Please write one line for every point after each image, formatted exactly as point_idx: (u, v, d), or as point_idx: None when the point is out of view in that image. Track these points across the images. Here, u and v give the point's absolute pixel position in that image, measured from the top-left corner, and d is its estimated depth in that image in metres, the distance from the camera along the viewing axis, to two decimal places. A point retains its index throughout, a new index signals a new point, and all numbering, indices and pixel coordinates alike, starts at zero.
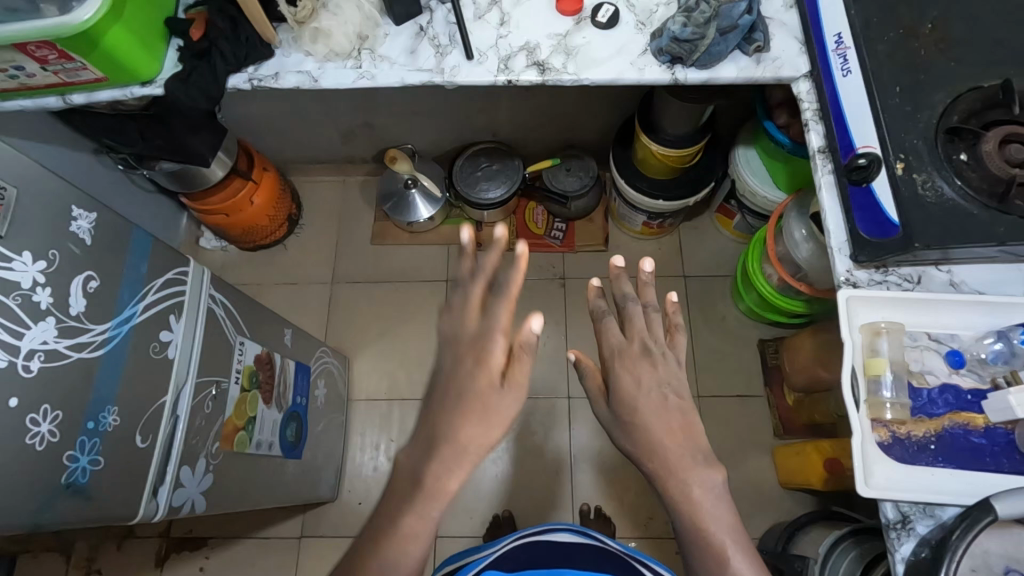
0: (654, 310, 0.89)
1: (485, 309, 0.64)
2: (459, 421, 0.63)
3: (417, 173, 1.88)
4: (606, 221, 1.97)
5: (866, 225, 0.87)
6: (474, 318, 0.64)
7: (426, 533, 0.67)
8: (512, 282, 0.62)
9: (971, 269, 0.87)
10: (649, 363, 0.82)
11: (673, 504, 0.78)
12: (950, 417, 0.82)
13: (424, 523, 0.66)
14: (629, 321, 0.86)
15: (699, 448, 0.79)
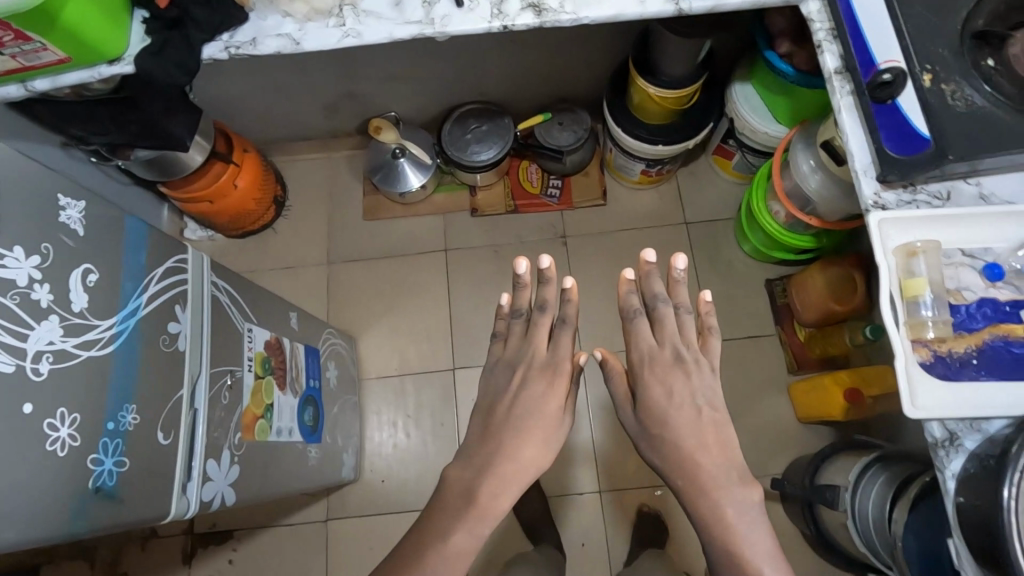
0: (685, 312, 1.00)
1: (551, 343, 1.00)
2: (521, 446, 0.92)
3: (404, 141, 1.82)
4: (603, 174, 1.93)
5: (893, 143, 0.84)
6: (542, 348, 1.00)
7: (471, 550, 0.87)
8: (569, 323, 1.01)
9: (999, 180, 0.86)
10: (682, 372, 0.93)
11: (705, 522, 0.86)
12: (990, 330, 0.81)
13: (471, 539, 0.87)
14: (659, 323, 0.98)
15: (731, 464, 0.88)
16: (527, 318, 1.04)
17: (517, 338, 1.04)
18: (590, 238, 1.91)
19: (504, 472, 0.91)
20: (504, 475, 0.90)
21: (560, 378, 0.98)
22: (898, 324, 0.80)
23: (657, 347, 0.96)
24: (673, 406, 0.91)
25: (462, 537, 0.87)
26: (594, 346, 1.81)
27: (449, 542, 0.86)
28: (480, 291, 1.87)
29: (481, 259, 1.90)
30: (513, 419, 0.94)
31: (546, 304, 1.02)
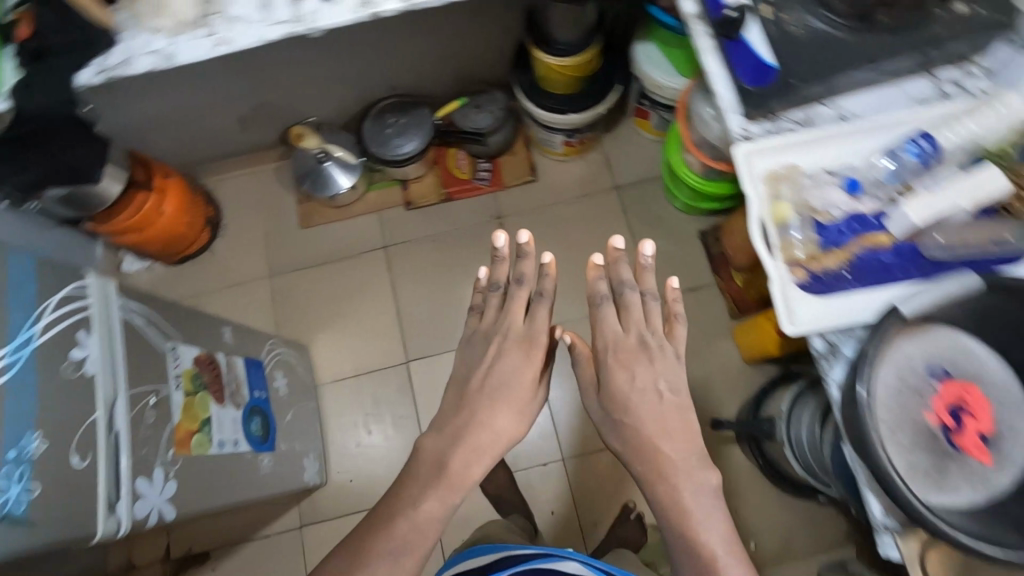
0: (653, 299, 1.01)
1: (528, 319, 1.02)
2: (498, 416, 0.95)
3: (326, 145, 1.83)
4: (529, 151, 1.95)
5: (748, 76, 0.87)
6: (519, 324, 1.02)
7: (441, 517, 0.88)
8: (546, 301, 1.03)
9: (854, 98, 0.89)
10: (646, 357, 0.96)
11: (663, 506, 0.88)
12: (858, 242, 0.85)
13: (442, 505, 0.88)
14: (626, 309, 1.00)
15: (691, 448, 0.91)
16: (504, 291, 1.05)
17: (493, 312, 1.05)
18: (526, 215, 1.93)
19: (476, 442, 0.93)
20: (476, 445, 0.93)
21: (538, 353, 1.00)
22: (771, 249, 0.84)
23: (621, 333, 0.98)
24: (637, 392, 0.94)
25: (433, 505, 0.88)
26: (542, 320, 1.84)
27: (421, 511, 0.87)
28: (425, 281, 1.89)
29: (421, 250, 1.92)
30: (488, 391, 0.97)
31: (523, 279, 1.03)
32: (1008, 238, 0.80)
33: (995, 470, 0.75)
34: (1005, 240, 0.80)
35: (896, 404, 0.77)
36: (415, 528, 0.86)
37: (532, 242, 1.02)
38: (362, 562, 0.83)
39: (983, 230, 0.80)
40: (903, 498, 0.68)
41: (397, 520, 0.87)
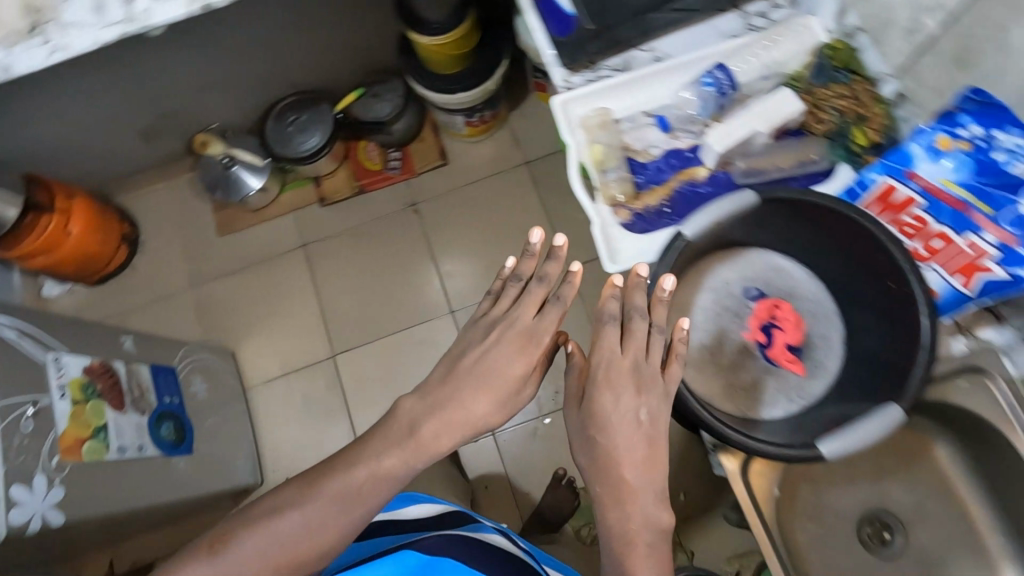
0: (662, 334, 0.71)
1: (540, 310, 0.78)
2: (479, 396, 0.73)
3: (231, 150, 1.83)
4: (438, 136, 1.96)
5: (555, 27, 0.91)
6: (530, 313, 0.77)
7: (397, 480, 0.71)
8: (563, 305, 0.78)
9: (669, 40, 0.91)
10: (635, 385, 0.67)
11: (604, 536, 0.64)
12: (677, 178, 0.87)
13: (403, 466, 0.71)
14: (626, 333, 0.69)
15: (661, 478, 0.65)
16: (522, 287, 0.80)
17: (506, 300, 0.80)
18: (440, 199, 1.94)
19: (453, 417, 0.72)
20: (450, 420, 0.72)
21: (541, 345, 0.76)
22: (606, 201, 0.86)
23: (621, 351, 0.69)
24: (633, 426, 0.65)
25: (392, 464, 0.70)
26: (464, 302, 1.85)
27: (379, 465, 0.70)
28: (347, 275, 1.91)
29: (339, 245, 1.93)
30: (479, 368, 0.74)
31: (545, 278, 0.79)
32: (814, 159, 0.82)
33: (809, 380, 0.77)
34: (812, 161, 0.82)
35: (715, 328, 0.80)
36: (335, 503, 0.68)
37: (564, 243, 0.80)
38: (314, 492, 0.68)
39: (787, 154, 0.83)
40: (681, 399, 0.69)
41: (334, 474, 0.70)
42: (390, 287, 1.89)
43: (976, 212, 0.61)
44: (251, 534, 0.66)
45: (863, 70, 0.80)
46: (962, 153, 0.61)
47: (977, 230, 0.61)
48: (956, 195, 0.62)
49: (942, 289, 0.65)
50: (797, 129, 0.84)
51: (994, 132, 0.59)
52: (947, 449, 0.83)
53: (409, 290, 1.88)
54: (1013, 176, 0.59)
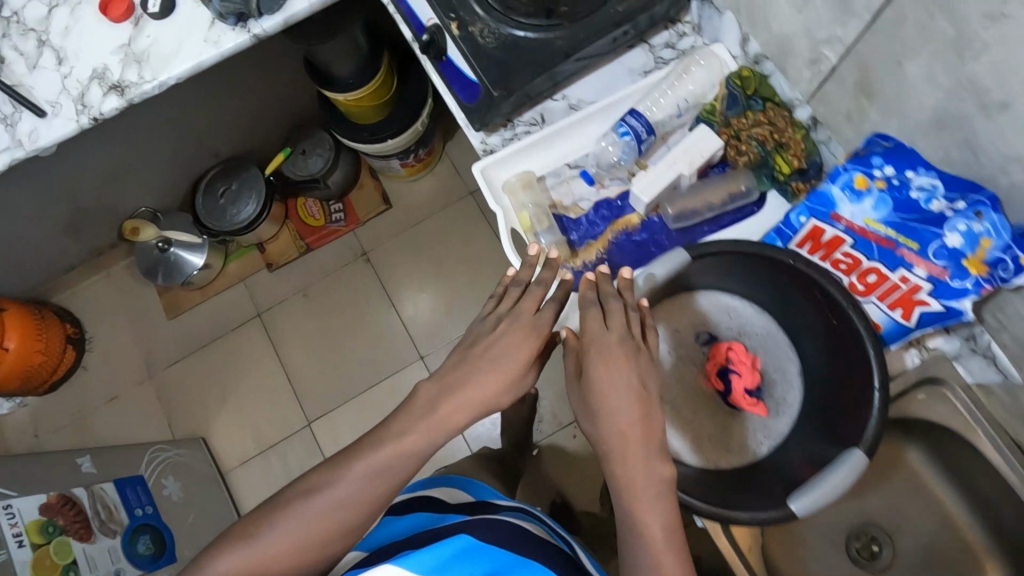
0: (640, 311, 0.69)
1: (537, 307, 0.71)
2: (487, 376, 0.65)
3: (166, 233, 1.75)
4: (376, 180, 1.90)
5: (462, 93, 0.83)
6: (529, 309, 0.70)
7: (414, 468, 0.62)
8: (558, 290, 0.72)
9: (581, 85, 0.89)
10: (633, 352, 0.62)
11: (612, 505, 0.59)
12: (611, 229, 0.85)
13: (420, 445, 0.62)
14: (611, 312, 0.66)
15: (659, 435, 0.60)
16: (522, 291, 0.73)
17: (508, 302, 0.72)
18: (389, 243, 1.89)
19: (468, 398, 0.64)
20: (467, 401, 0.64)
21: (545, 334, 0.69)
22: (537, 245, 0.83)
23: (603, 328, 0.64)
24: (634, 393, 0.60)
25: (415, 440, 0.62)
26: (431, 345, 1.81)
27: (404, 441, 0.62)
28: (308, 336, 1.86)
29: (295, 308, 1.88)
30: (490, 357, 0.66)
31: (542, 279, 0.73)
32: (745, 189, 0.81)
33: (772, 418, 0.76)
34: (742, 192, 0.81)
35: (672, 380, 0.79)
36: (363, 482, 0.60)
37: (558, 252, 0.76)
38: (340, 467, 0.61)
39: (716, 189, 0.81)
40: None
41: (362, 453, 0.62)
42: (354, 341, 1.84)
43: (903, 249, 0.60)
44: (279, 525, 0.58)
45: (776, 96, 0.79)
46: (880, 191, 0.61)
47: (908, 266, 0.61)
48: (881, 233, 0.62)
49: (884, 322, 0.64)
50: (721, 161, 0.82)
51: (906, 172, 0.58)
52: (919, 455, 0.83)
53: (374, 342, 1.84)
54: (933, 212, 0.58)
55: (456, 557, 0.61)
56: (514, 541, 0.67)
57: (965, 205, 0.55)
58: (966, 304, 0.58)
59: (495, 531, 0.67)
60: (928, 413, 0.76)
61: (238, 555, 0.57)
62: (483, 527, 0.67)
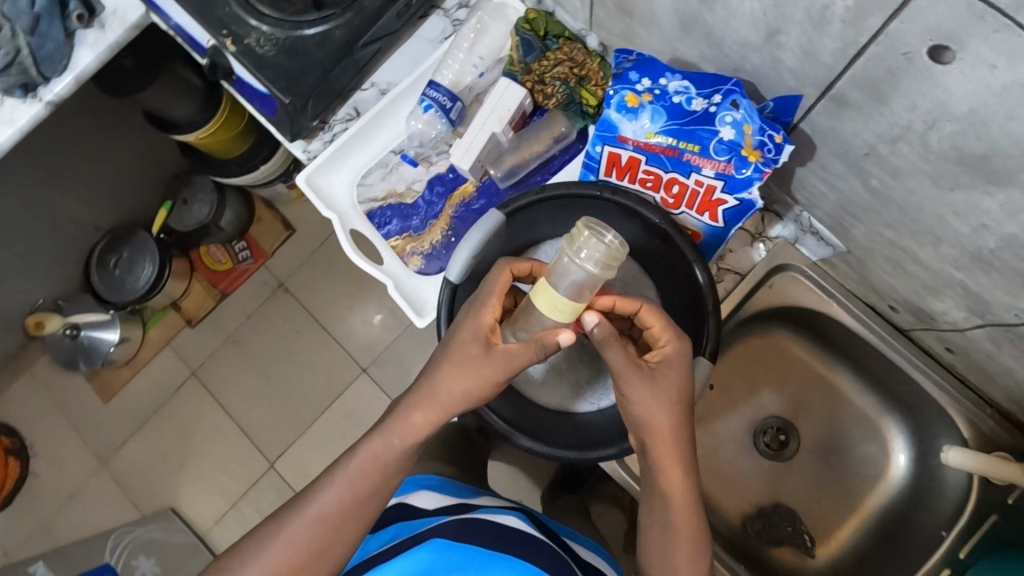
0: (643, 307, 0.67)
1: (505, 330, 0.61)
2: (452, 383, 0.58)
3: (73, 319, 1.55)
4: (273, 208, 1.65)
5: (265, 107, 0.82)
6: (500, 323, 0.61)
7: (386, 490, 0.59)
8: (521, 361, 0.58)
9: (385, 68, 0.86)
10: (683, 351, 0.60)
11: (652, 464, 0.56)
12: (450, 204, 0.83)
13: (385, 462, 0.58)
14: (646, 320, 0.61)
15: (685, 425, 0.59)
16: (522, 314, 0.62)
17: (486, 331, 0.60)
18: (305, 268, 1.65)
19: (433, 403, 0.58)
20: (438, 405, 0.58)
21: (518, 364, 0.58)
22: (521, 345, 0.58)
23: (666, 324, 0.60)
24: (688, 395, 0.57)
25: (378, 456, 0.58)
26: (371, 355, 1.59)
27: (364, 456, 0.58)
28: (247, 390, 1.62)
29: (230, 360, 1.64)
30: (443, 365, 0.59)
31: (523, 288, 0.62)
32: (566, 130, 0.80)
33: None
34: (563, 134, 0.80)
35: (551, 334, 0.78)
36: (332, 510, 0.57)
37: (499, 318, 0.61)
38: (308, 500, 0.57)
39: (538, 137, 0.80)
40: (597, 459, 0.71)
41: (330, 478, 0.58)
42: (300, 383, 1.60)
43: (687, 153, 0.60)
44: (252, 555, 0.56)
45: (565, 31, 0.79)
46: (651, 104, 0.61)
47: (697, 169, 0.61)
48: (665, 143, 0.61)
49: (701, 229, 0.65)
50: (537, 108, 0.81)
51: (659, 78, 0.60)
52: (798, 342, 0.84)
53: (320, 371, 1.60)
54: (698, 111, 0.58)
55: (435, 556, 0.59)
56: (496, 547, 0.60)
57: (721, 97, 0.56)
58: (755, 192, 0.59)
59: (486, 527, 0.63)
60: (783, 299, 0.77)
61: None
62: (464, 532, 0.61)
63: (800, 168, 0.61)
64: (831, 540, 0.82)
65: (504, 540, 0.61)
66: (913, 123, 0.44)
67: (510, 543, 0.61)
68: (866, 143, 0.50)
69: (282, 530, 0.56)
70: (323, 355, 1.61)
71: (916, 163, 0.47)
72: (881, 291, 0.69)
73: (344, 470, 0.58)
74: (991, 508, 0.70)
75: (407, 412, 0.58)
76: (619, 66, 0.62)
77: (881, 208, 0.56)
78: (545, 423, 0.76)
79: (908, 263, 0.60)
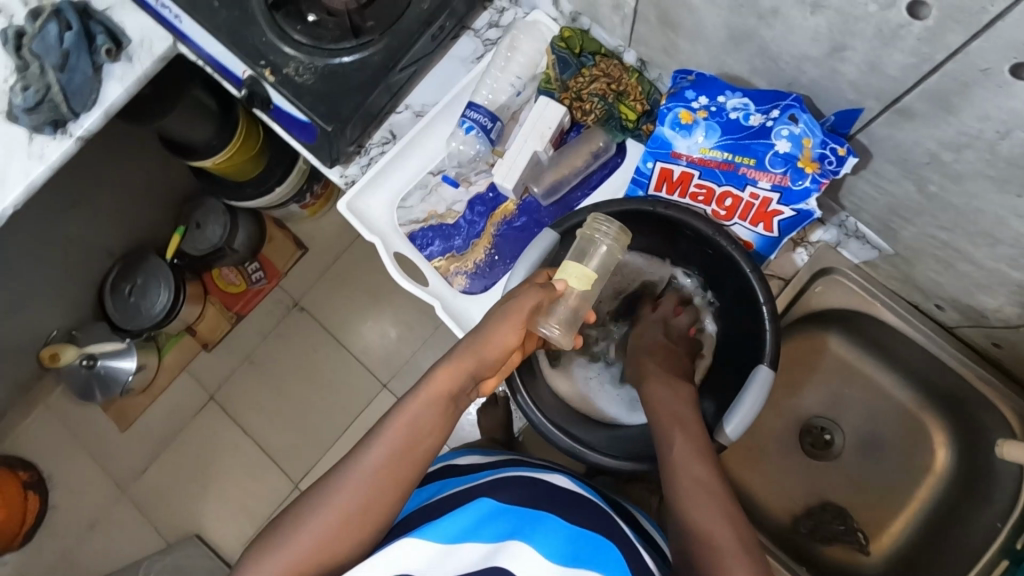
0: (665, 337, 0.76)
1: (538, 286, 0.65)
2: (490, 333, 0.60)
3: (88, 348, 1.52)
4: (283, 226, 1.63)
5: (302, 134, 0.82)
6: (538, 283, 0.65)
7: (432, 445, 0.59)
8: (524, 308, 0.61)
9: (418, 90, 0.86)
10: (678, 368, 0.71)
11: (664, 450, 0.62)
12: (491, 223, 0.84)
13: (429, 417, 0.58)
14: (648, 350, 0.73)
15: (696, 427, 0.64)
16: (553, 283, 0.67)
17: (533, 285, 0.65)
18: (320, 286, 1.64)
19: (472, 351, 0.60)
20: (476, 353, 0.60)
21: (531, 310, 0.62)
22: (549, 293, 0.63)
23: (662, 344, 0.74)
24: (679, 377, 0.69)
25: (424, 413, 0.58)
26: (391, 370, 1.58)
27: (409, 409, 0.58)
28: (266, 412, 1.60)
29: (249, 382, 1.62)
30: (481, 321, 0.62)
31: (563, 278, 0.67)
32: (604, 145, 0.81)
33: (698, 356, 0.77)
34: (602, 149, 0.82)
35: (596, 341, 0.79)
36: (383, 461, 0.57)
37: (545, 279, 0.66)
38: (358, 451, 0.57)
39: (577, 153, 0.81)
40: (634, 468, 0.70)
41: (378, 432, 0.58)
42: (320, 401, 1.59)
43: (743, 167, 0.62)
44: (307, 511, 0.55)
45: (602, 48, 0.80)
46: (705, 120, 0.62)
47: (752, 182, 0.62)
48: (719, 158, 0.63)
49: (754, 239, 0.66)
50: (574, 124, 0.82)
51: (717, 96, 0.60)
52: (839, 342, 0.86)
53: (340, 389, 1.59)
54: (754, 126, 0.60)
55: (484, 519, 0.57)
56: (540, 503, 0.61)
57: (779, 112, 0.57)
58: (812, 203, 0.60)
59: (523, 490, 0.64)
60: (829, 302, 0.78)
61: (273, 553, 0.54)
62: (514, 493, 0.62)
63: (850, 176, 0.62)
64: (881, 533, 0.84)
65: (542, 502, 0.62)
66: (983, 132, 0.45)
67: (552, 501, 0.62)
68: (929, 151, 0.51)
69: (331, 488, 0.56)
70: (342, 372, 1.60)
71: (983, 170, 0.48)
72: (925, 289, 0.71)
73: (391, 424, 0.58)
74: None
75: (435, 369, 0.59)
76: (676, 85, 0.63)
77: (935, 211, 0.57)
78: (603, 438, 0.75)
79: (960, 263, 0.61)
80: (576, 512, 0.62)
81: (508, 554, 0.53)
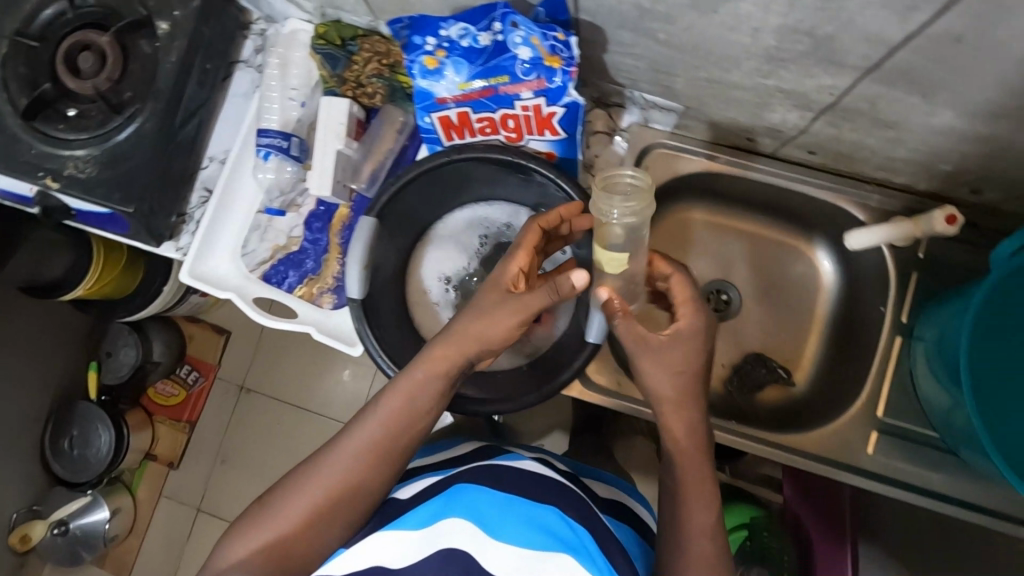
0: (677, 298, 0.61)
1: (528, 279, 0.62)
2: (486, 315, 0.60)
3: (54, 515, 1.40)
4: (197, 321, 1.58)
5: (115, 223, 0.81)
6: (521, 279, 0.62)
7: (421, 422, 0.61)
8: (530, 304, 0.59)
9: (215, 139, 0.86)
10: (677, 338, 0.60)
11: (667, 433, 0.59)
12: (333, 233, 0.84)
13: (424, 397, 0.60)
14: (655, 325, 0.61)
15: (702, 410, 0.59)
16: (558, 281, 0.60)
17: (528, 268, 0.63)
18: (257, 362, 1.58)
19: (468, 333, 0.60)
20: (474, 337, 0.60)
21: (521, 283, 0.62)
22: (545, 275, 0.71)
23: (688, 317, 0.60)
24: (694, 365, 0.59)
25: (413, 390, 0.60)
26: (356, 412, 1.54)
27: (407, 387, 0.60)
28: None
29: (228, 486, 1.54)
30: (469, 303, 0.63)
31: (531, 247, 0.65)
32: (404, 120, 0.82)
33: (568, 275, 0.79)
34: (403, 124, 0.82)
35: (461, 258, 0.81)
36: (376, 437, 0.59)
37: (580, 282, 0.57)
38: (353, 427, 0.60)
39: (383, 137, 0.82)
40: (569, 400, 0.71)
41: (371, 409, 0.60)
42: None
43: (501, 87, 0.63)
44: (298, 486, 0.58)
45: (358, 30, 0.80)
46: (449, 59, 0.62)
47: (517, 96, 0.63)
48: (478, 88, 0.63)
49: (551, 147, 0.69)
50: (369, 112, 0.83)
51: (439, 32, 0.62)
52: (700, 210, 0.89)
53: None
54: (487, 44, 0.61)
55: (456, 507, 0.57)
56: (524, 492, 0.60)
57: (500, 22, 0.59)
58: (574, 94, 0.62)
59: (504, 475, 0.62)
60: (664, 177, 0.80)
61: (263, 531, 0.56)
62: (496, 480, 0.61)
63: (605, 54, 0.64)
64: (801, 363, 0.87)
65: (527, 489, 0.60)
66: None
67: (535, 488, 0.61)
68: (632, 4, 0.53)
69: (323, 462, 0.58)
70: (312, 434, 1.54)
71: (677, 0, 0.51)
72: (732, 128, 0.74)
73: (387, 398, 0.60)
74: (909, 266, 0.77)
75: (431, 348, 0.61)
76: (403, 36, 0.64)
77: (681, 55, 0.59)
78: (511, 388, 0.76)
79: (731, 93, 0.64)
80: (556, 491, 0.62)
81: (478, 540, 0.53)
